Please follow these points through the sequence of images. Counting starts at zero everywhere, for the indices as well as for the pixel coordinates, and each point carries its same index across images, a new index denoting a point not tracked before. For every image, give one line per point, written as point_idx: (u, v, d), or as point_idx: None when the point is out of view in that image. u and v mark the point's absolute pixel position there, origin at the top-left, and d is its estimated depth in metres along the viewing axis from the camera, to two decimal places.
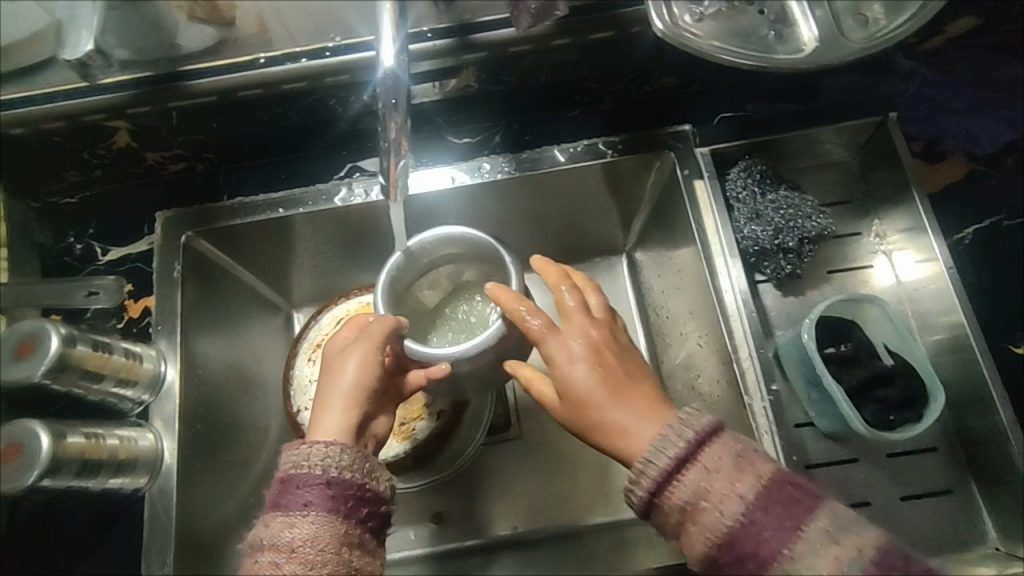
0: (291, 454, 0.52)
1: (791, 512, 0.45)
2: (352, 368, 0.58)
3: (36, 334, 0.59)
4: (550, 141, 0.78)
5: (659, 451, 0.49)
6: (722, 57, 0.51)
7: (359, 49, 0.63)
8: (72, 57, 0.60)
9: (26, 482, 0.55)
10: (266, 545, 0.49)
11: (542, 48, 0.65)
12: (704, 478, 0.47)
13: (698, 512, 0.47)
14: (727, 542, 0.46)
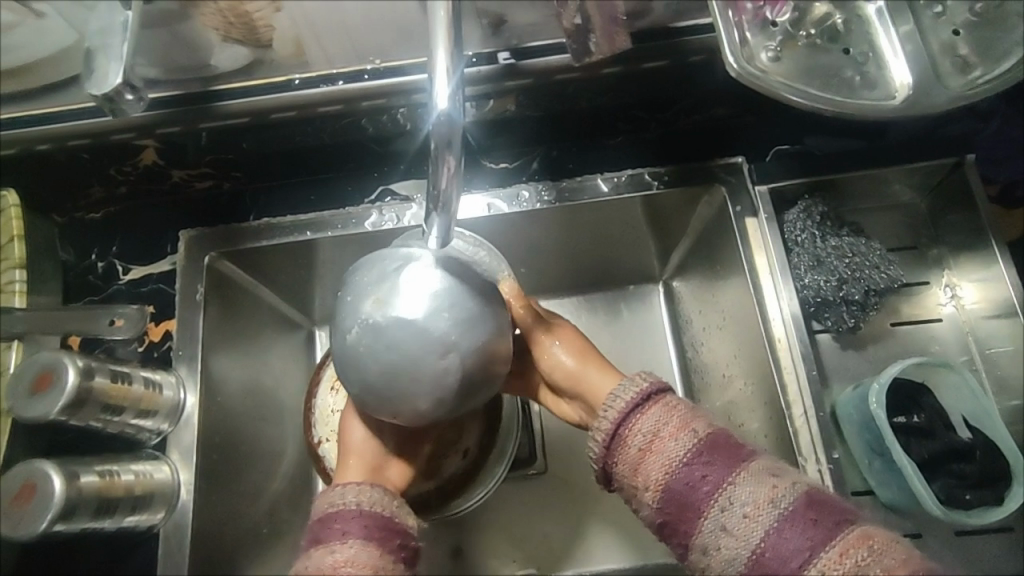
0: (322, 499, 0.52)
1: (732, 449, 0.46)
2: (358, 428, 0.63)
3: (54, 368, 0.56)
4: (593, 169, 0.74)
5: (620, 392, 0.51)
6: (790, 95, 0.47)
7: (400, 74, 0.59)
8: (100, 92, 0.52)
9: (40, 527, 0.52)
10: (309, 573, 0.47)
11: (591, 76, 0.60)
12: (662, 417, 0.49)
13: (654, 446, 0.48)
14: (677, 474, 0.46)
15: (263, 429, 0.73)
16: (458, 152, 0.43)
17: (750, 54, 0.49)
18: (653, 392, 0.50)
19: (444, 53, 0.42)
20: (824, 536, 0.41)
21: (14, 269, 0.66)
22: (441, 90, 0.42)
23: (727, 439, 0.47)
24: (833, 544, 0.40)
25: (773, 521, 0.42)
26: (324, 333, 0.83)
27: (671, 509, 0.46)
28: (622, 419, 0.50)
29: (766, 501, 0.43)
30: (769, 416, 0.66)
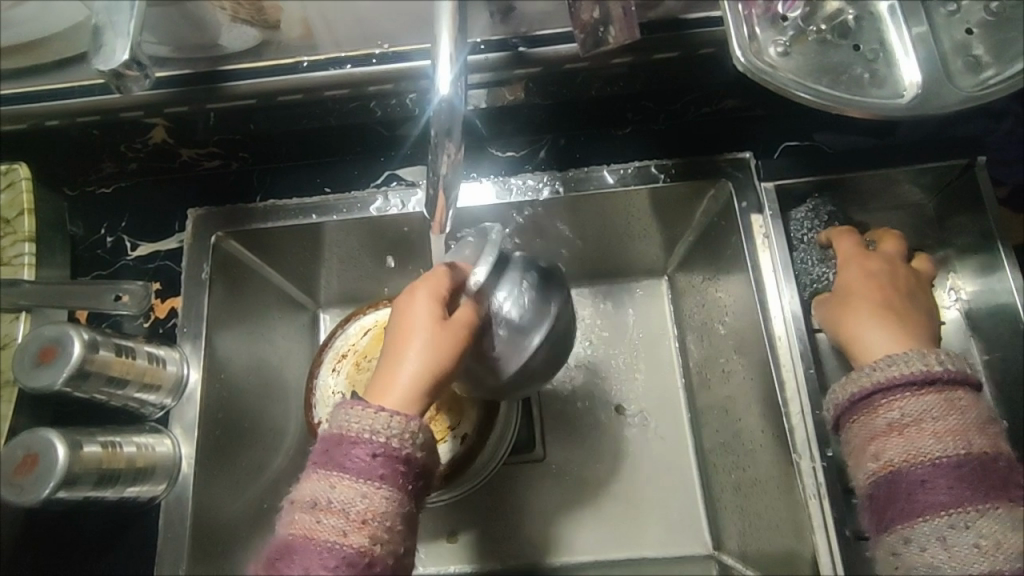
0: (363, 415, 0.49)
1: (989, 475, 0.49)
2: (421, 340, 0.53)
3: (59, 341, 0.57)
4: (600, 160, 0.74)
5: (925, 371, 0.52)
6: (796, 93, 0.47)
7: (407, 58, 0.59)
8: (106, 68, 0.53)
9: (43, 494, 0.53)
10: (329, 506, 0.47)
11: (599, 66, 0.60)
12: (945, 414, 0.50)
13: (945, 451, 0.49)
14: (920, 464, 0.50)
15: (266, 407, 0.74)
16: (458, 140, 0.44)
17: (759, 50, 0.49)
18: (953, 386, 0.51)
19: (448, 40, 0.42)
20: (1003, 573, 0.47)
21: (24, 243, 0.67)
22: (443, 76, 0.42)
23: (999, 471, 0.49)
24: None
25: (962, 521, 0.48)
26: (327, 316, 0.85)
27: (883, 493, 0.51)
28: (888, 387, 0.52)
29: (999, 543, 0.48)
30: (767, 414, 0.66)
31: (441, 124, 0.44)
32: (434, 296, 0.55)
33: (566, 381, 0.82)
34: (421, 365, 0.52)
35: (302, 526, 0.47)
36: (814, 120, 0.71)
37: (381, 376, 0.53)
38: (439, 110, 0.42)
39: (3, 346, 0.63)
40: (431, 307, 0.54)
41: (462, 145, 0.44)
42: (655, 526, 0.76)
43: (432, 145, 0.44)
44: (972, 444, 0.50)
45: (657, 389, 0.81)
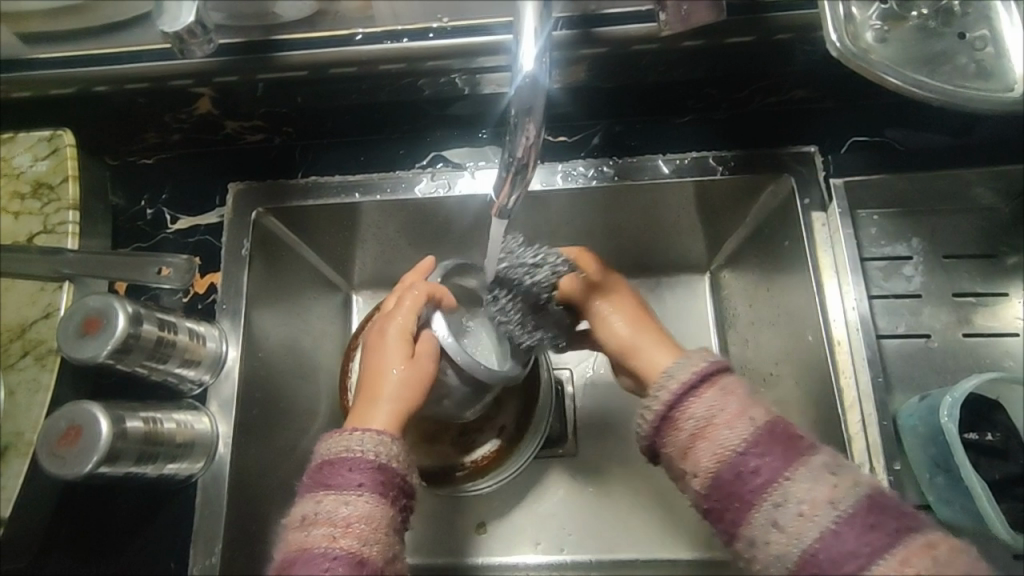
0: (336, 442, 0.51)
1: (794, 443, 0.46)
2: (393, 378, 0.57)
3: (103, 312, 0.56)
4: (655, 149, 0.71)
5: (675, 370, 0.51)
6: (888, 79, 0.44)
7: (467, 33, 0.56)
8: (171, 31, 0.52)
9: (85, 469, 0.52)
10: (318, 518, 0.48)
11: (669, 48, 0.57)
12: (715, 404, 0.49)
13: (707, 431, 0.48)
14: (729, 463, 0.46)
15: (299, 388, 0.73)
16: (538, 120, 0.41)
17: (855, 36, 0.46)
18: (715, 376, 0.50)
19: (534, 13, 0.39)
20: (889, 536, 0.42)
21: (68, 211, 0.66)
22: (527, 51, 0.40)
23: (785, 429, 0.47)
24: (897, 547, 0.41)
25: (830, 523, 0.43)
26: (361, 299, 0.83)
27: (719, 497, 0.47)
28: (675, 403, 0.50)
29: (823, 501, 0.43)
30: (820, 421, 0.63)
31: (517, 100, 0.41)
32: (401, 333, 0.59)
33: (602, 376, 0.80)
34: (396, 402, 0.56)
35: (295, 543, 0.47)
36: (885, 115, 0.67)
37: (357, 414, 0.56)
38: (523, 86, 0.39)
39: (45, 315, 0.62)
40: (399, 342, 0.59)
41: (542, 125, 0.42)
42: (689, 528, 0.74)
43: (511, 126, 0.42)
44: (767, 415, 0.48)
45: None
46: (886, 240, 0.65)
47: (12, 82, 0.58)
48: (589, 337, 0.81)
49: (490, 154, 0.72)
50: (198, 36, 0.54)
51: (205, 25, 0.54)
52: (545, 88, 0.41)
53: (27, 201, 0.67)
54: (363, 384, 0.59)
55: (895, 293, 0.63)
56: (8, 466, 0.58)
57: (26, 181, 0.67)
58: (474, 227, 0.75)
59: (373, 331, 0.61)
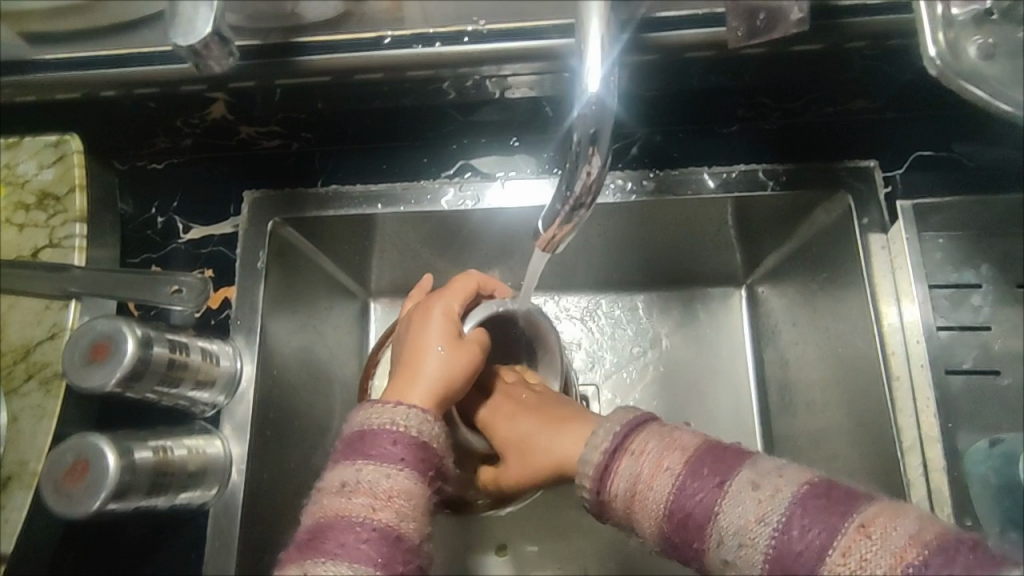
0: (377, 412, 0.48)
1: (720, 465, 0.42)
2: (436, 358, 0.55)
3: (110, 337, 0.52)
4: (698, 160, 0.66)
5: (587, 452, 0.46)
6: (970, 92, 0.40)
7: (504, 37, 0.51)
8: (185, 43, 0.45)
9: (93, 507, 0.49)
10: (358, 487, 0.44)
11: (729, 58, 0.51)
12: (634, 463, 0.44)
13: (637, 496, 0.43)
14: (669, 520, 0.42)
15: (313, 404, 0.70)
16: (603, 148, 0.40)
17: (952, 49, 0.41)
18: (633, 432, 0.46)
19: (598, 32, 0.36)
20: (826, 532, 0.38)
21: (75, 223, 0.62)
22: (590, 71, 0.37)
23: (708, 458, 0.43)
24: (840, 534, 0.37)
25: (769, 539, 0.39)
26: (378, 307, 0.79)
27: (677, 550, 0.43)
28: (601, 478, 0.45)
29: (756, 520, 0.39)
30: (874, 458, 0.59)
31: (585, 125, 0.39)
32: (447, 316, 0.58)
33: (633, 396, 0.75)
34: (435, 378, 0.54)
35: (329, 510, 0.44)
36: (952, 126, 0.63)
37: (395, 385, 0.53)
38: (587, 112, 0.38)
39: (50, 336, 0.59)
40: (443, 323, 0.57)
41: (606, 154, 0.40)
42: None
43: (574, 154, 0.41)
44: (687, 450, 0.44)
45: (731, 412, 0.74)
46: (953, 266, 0.60)
47: (14, 86, 0.54)
48: (617, 353, 0.76)
49: (520, 161, 0.68)
50: (215, 50, 0.47)
51: (225, 37, 0.47)
52: (612, 111, 0.38)
53: (33, 212, 0.63)
54: (401, 359, 0.56)
55: (961, 323, 0.59)
56: (11, 497, 0.56)
57: (31, 191, 0.64)
58: (500, 237, 0.71)
59: (418, 306, 0.60)
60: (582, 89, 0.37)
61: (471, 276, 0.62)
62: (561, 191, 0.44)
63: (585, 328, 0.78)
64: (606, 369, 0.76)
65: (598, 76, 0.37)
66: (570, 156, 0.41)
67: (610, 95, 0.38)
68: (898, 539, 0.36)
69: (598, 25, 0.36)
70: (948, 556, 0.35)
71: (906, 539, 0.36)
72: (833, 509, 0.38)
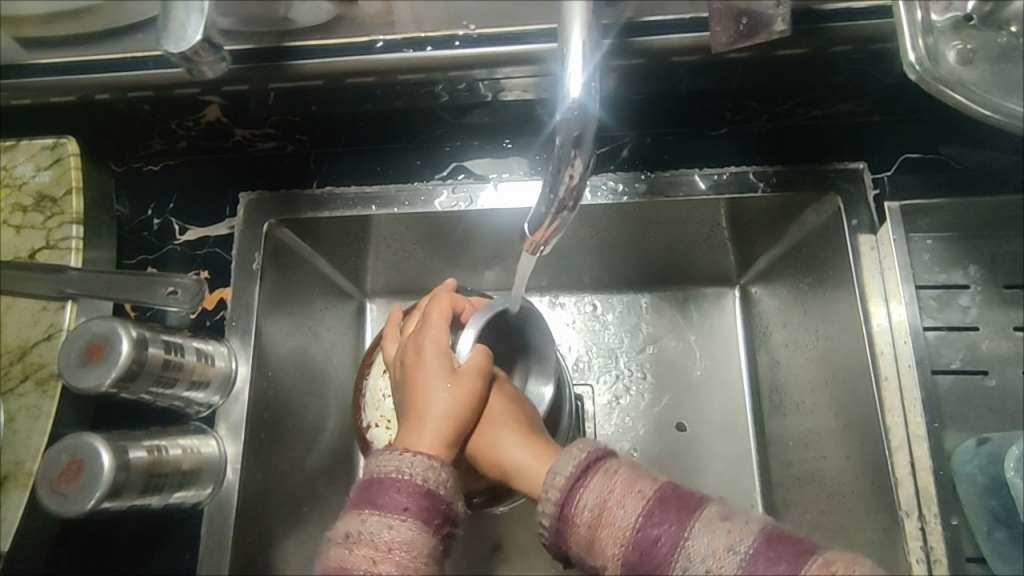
0: (386, 460, 0.48)
1: (684, 500, 0.43)
2: (439, 397, 0.54)
3: (105, 338, 0.53)
4: (689, 162, 0.66)
5: (559, 466, 0.45)
6: (950, 96, 0.41)
7: (494, 41, 0.52)
8: (176, 50, 0.46)
9: (87, 505, 0.49)
10: (361, 537, 0.45)
11: (716, 62, 0.52)
12: (603, 487, 0.43)
13: (604, 517, 0.43)
14: (631, 546, 0.42)
15: (308, 403, 0.70)
16: (586, 151, 0.40)
17: (933, 54, 0.41)
18: (603, 457, 0.45)
19: (581, 38, 0.37)
20: (789, 569, 0.39)
21: (71, 225, 0.63)
22: (573, 76, 0.37)
23: (672, 492, 0.43)
24: (804, 575, 0.38)
25: (736, 570, 0.39)
26: (373, 307, 0.80)
27: None
28: (562, 507, 0.44)
29: (725, 550, 0.40)
30: (863, 457, 0.59)
31: (568, 129, 0.39)
32: (440, 350, 0.57)
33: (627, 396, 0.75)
34: (442, 423, 0.53)
35: (336, 561, 0.45)
36: (935, 131, 0.64)
37: (401, 427, 0.53)
38: (569, 115, 0.38)
39: (47, 337, 0.60)
40: (439, 358, 0.56)
41: (589, 157, 0.41)
42: None
43: (557, 157, 0.41)
44: (655, 481, 0.44)
45: (723, 411, 0.74)
46: (940, 267, 0.61)
47: (10, 90, 0.55)
48: (611, 353, 0.77)
49: (515, 164, 0.69)
50: (208, 55, 0.47)
51: (216, 44, 0.48)
52: (594, 115, 0.39)
53: (30, 214, 0.64)
54: (406, 400, 0.56)
55: (948, 324, 0.60)
56: (7, 496, 0.56)
57: (28, 193, 0.64)
58: (493, 238, 0.71)
59: (411, 341, 0.59)
60: (564, 93, 0.38)
61: (453, 295, 0.62)
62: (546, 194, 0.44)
63: (579, 329, 0.78)
64: (599, 370, 0.76)
65: (579, 80, 0.37)
66: (553, 159, 0.42)
67: (592, 99, 0.39)
68: (865, 575, 0.38)
69: (581, 30, 0.37)
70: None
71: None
72: (797, 553, 0.39)
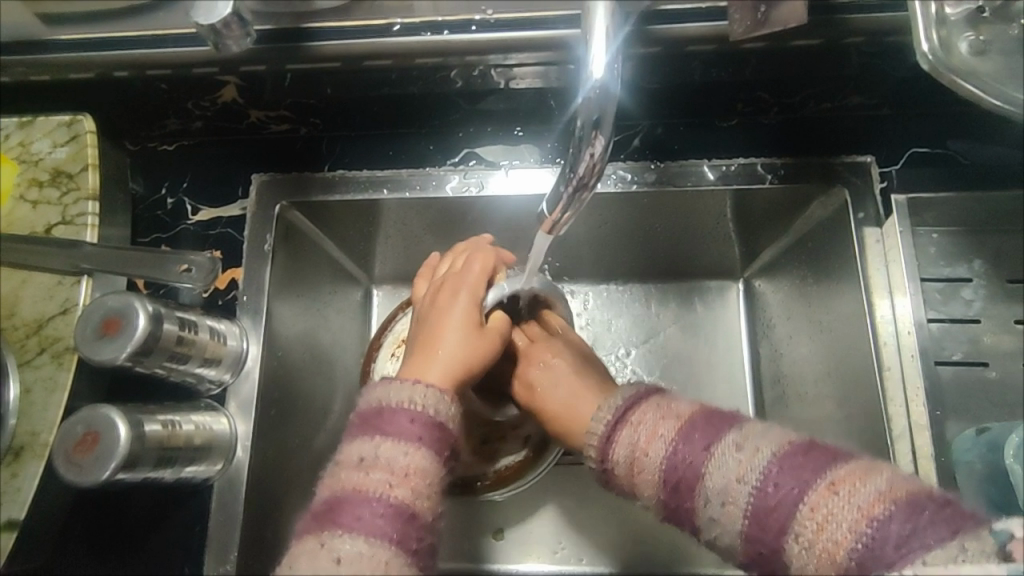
0: (397, 389, 0.49)
1: (716, 422, 0.45)
2: (456, 342, 0.56)
3: (122, 312, 0.53)
4: (701, 153, 0.67)
5: (600, 411, 0.50)
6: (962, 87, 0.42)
7: (511, 28, 0.52)
8: (206, 23, 0.47)
9: (103, 476, 0.50)
10: (375, 462, 0.45)
11: (731, 52, 0.52)
12: (639, 424, 0.47)
13: (636, 462, 0.46)
14: (669, 465, 0.44)
15: (317, 384, 0.71)
16: (606, 132, 0.41)
17: (948, 45, 0.42)
18: (634, 405, 0.49)
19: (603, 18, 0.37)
20: (813, 471, 0.39)
21: (87, 201, 0.64)
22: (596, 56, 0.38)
23: (708, 416, 0.46)
24: (821, 478, 0.39)
25: (762, 472, 0.41)
26: (380, 291, 0.80)
27: (674, 505, 0.45)
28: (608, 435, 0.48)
29: (748, 461, 0.42)
30: (864, 445, 0.60)
31: (591, 108, 0.40)
32: (473, 301, 0.59)
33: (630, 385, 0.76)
34: (457, 366, 0.54)
35: (346, 484, 0.45)
36: (946, 125, 0.64)
37: (414, 361, 0.55)
38: (591, 96, 0.39)
39: (62, 311, 0.61)
40: (463, 307, 0.58)
41: (609, 138, 0.41)
42: None
43: (578, 139, 0.42)
44: (685, 415, 0.46)
45: (725, 401, 0.75)
46: (945, 260, 0.62)
47: (29, 64, 0.55)
48: (615, 342, 0.78)
49: (526, 151, 0.69)
50: (235, 29, 0.49)
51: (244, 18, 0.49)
52: (617, 95, 0.39)
53: (46, 189, 0.65)
54: (418, 341, 0.57)
55: (952, 317, 0.61)
56: (25, 466, 0.57)
57: (45, 169, 0.65)
58: (502, 224, 0.72)
59: (439, 287, 0.61)
60: (587, 74, 0.38)
61: (492, 250, 0.63)
62: (563, 175, 0.45)
63: (585, 316, 0.79)
64: (603, 358, 0.77)
65: (602, 62, 0.38)
66: (573, 142, 0.43)
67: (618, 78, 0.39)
68: (871, 483, 0.38)
69: (603, 16, 0.38)
70: (915, 509, 0.36)
71: (882, 486, 0.38)
72: (831, 456, 0.40)
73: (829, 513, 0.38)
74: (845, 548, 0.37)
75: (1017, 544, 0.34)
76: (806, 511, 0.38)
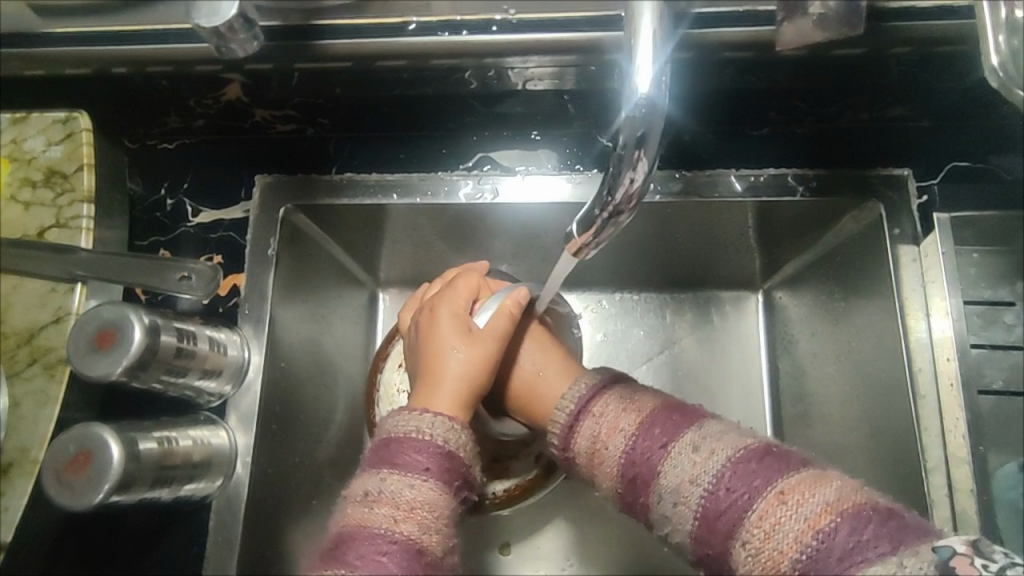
0: (404, 419, 0.48)
1: (679, 420, 0.45)
2: (458, 360, 0.53)
3: (117, 325, 0.51)
4: (726, 161, 0.64)
5: (565, 399, 0.50)
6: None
7: (531, 28, 0.49)
8: (210, 24, 0.44)
9: (97, 499, 0.48)
10: (381, 497, 0.44)
11: (770, 59, 0.49)
12: (598, 417, 0.47)
13: (596, 453, 0.46)
14: (626, 461, 0.45)
15: (320, 394, 0.68)
16: (650, 152, 0.38)
17: (1017, 57, 0.39)
18: (594, 397, 0.49)
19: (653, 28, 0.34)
20: (762, 483, 0.40)
21: (81, 204, 0.61)
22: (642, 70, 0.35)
23: (673, 412, 0.46)
24: (774, 485, 0.39)
25: (715, 477, 0.41)
26: (386, 297, 0.77)
27: (630, 498, 0.45)
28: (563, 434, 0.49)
29: (704, 465, 0.42)
30: (897, 474, 0.57)
31: (636, 126, 0.37)
32: (455, 315, 0.56)
33: None
34: (461, 384, 0.52)
35: (352, 521, 0.44)
36: (990, 138, 0.61)
37: (419, 387, 0.53)
38: (636, 113, 0.36)
39: (54, 320, 0.58)
40: (453, 319, 0.56)
41: (653, 158, 0.38)
42: None
43: (619, 158, 0.39)
44: (648, 409, 0.46)
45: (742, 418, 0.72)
46: (983, 282, 0.59)
47: (23, 59, 0.52)
48: (630, 355, 0.75)
49: (543, 157, 0.66)
50: (241, 32, 0.46)
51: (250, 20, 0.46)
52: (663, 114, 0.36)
53: (39, 189, 0.62)
54: (420, 365, 0.55)
55: (992, 342, 0.58)
56: (12, 485, 0.55)
57: (38, 168, 0.62)
58: (515, 232, 0.69)
59: (427, 304, 0.59)
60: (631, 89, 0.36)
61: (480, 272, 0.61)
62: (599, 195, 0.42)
63: (598, 327, 0.76)
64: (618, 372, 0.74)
65: (649, 75, 0.35)
66: (613, 160, 0.40)
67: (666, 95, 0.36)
68: (824, 494, 0.38)
69: (653, 21, 0.34)
70: (861, 523, 0.36)
71: (823, 506, 0.37)
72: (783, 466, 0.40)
73: (771, 532, 0.38)
74: (790, 557, 0.37)
75: (959, 562, 0.34)
76: (758, 515, 0.39)
